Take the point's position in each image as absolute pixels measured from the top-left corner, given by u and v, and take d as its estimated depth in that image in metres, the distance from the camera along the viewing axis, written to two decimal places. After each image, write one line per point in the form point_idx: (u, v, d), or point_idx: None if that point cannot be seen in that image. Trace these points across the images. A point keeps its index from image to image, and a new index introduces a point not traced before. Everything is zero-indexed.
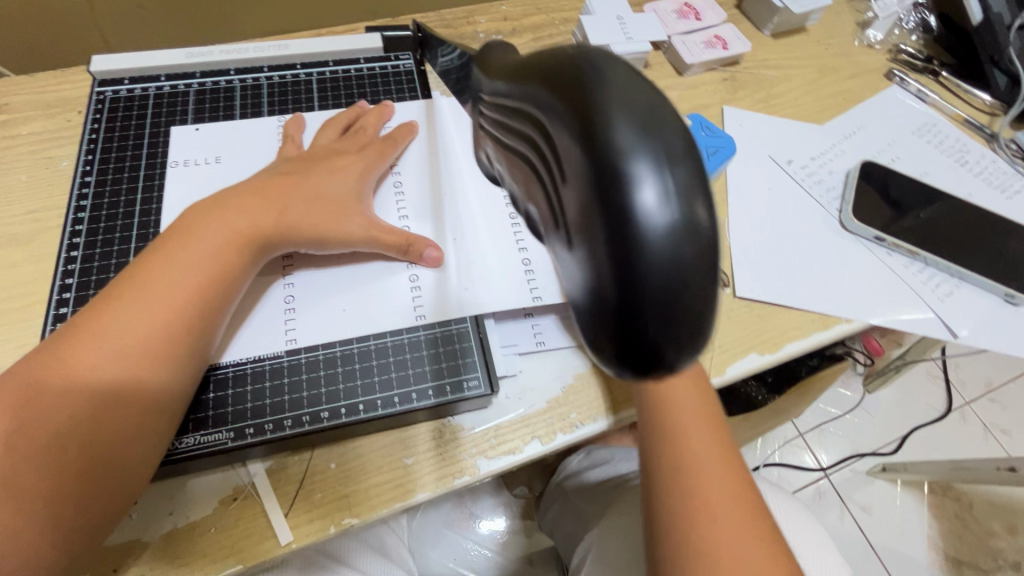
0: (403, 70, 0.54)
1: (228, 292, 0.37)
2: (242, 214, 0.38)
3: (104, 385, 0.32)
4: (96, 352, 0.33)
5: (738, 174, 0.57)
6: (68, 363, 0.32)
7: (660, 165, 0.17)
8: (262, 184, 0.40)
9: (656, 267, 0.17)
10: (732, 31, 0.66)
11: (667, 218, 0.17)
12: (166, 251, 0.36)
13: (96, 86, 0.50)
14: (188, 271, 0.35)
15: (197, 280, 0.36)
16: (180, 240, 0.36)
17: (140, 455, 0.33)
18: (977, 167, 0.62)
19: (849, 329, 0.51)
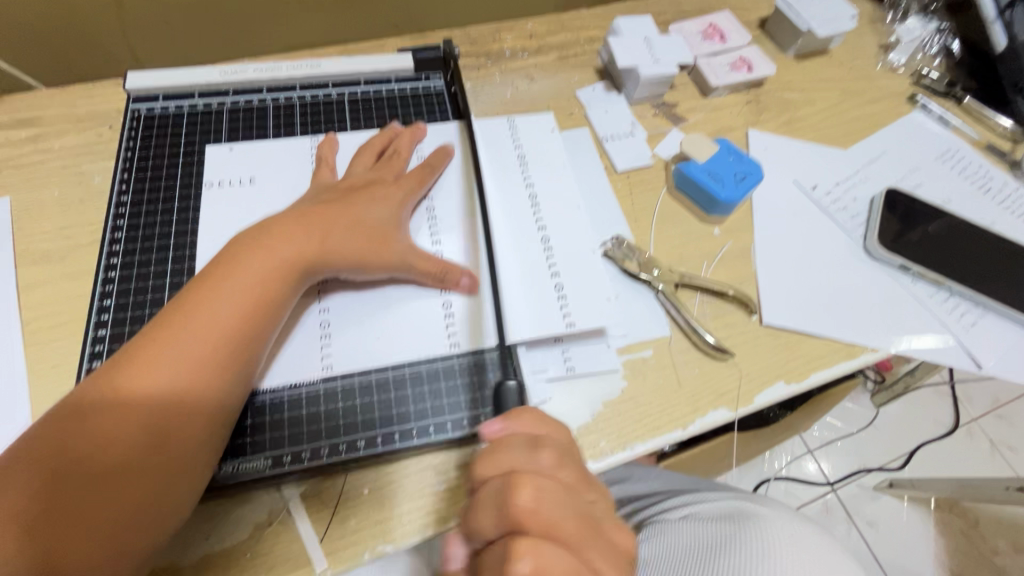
0: (434, 91, 0.55)
1: (273, 317, 0.38)
2: (286, 243, 0.39)
3: (158, 409, 0.33)
4: (148, 378, 0.33)
5: (764, 199, 0.57)
6: (125, 392, 0.33)
7: None
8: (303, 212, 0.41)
9: None
10: (757, 53, 0.66)
11: None
12: (215, 280, 0.36)
13: (131, 103, 0.50)
14: (234, 297, 0.36)
15: (245, 309, 0.36)
16: (227, 268, 0.37)
17: (192, 485, 0.34)
18: (999, 194, 0.63)
19: (874, 358, 0.51)
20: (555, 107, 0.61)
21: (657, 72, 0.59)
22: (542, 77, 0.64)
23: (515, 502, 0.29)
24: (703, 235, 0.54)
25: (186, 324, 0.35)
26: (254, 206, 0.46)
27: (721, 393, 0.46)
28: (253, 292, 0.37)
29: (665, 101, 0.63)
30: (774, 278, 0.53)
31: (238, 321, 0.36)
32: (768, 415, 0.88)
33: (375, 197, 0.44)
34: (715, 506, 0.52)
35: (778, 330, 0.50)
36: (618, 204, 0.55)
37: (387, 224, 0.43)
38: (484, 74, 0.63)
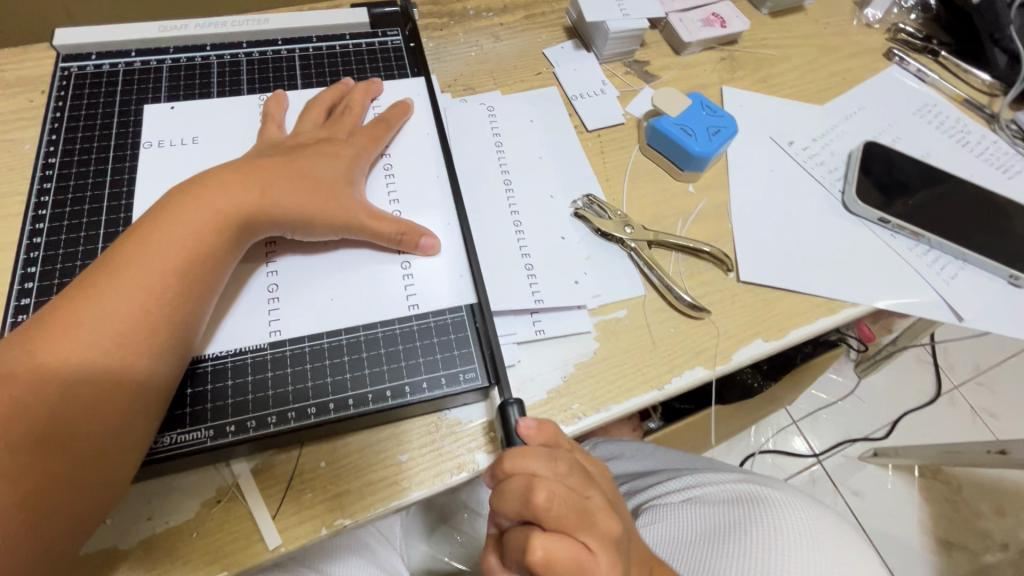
0: (392, 47, 0.52)
1: (210, 273, 0.35)
2: (222, 195, 0.36)
3: (79, 371, 0.30)
4: (67, 341, 0.30)
5: (739, 155, 0.55)
6: (41, 354, 0.30)
7: None
8: (240, 166, 0.38)
9: None
10: (731, 8, 0.64)
11: None
12: (144, 234, 0.34)
13: (60, 62, 0.46)
14: (165, 253, 0.33)
15: (178, 264, 0.33)
16: (157, 222, 0.34)
17: (123, 453, 0.31)
18: (978, 147, 0.61)
19: (854, 313, 0.49)
20: (522, 67, 0.59)
21: (626, 25, 0.57)
22: (509, 36, 0.61)
23: (536, 502, 0.31)
24: (678, 192, 0.52)
25: (110, 284, 0.32)
26: (196, 166, 0.42)
27: (697, 351, 0.45)
28: (187, 247, 0.34)
29: (637, 59, 0.61)
30: (751, 234, 0.51)
31: (172, 278, 0.33)
32: (752, 385, 0.87)
33: (326, 153, 0.41)
34: (715, 490, 0.50)
35: (756, 287, 0.48)
36: (588, 163, 0.53)
37: (338, 180, 0.40)
38: (448, 34, 0.60)
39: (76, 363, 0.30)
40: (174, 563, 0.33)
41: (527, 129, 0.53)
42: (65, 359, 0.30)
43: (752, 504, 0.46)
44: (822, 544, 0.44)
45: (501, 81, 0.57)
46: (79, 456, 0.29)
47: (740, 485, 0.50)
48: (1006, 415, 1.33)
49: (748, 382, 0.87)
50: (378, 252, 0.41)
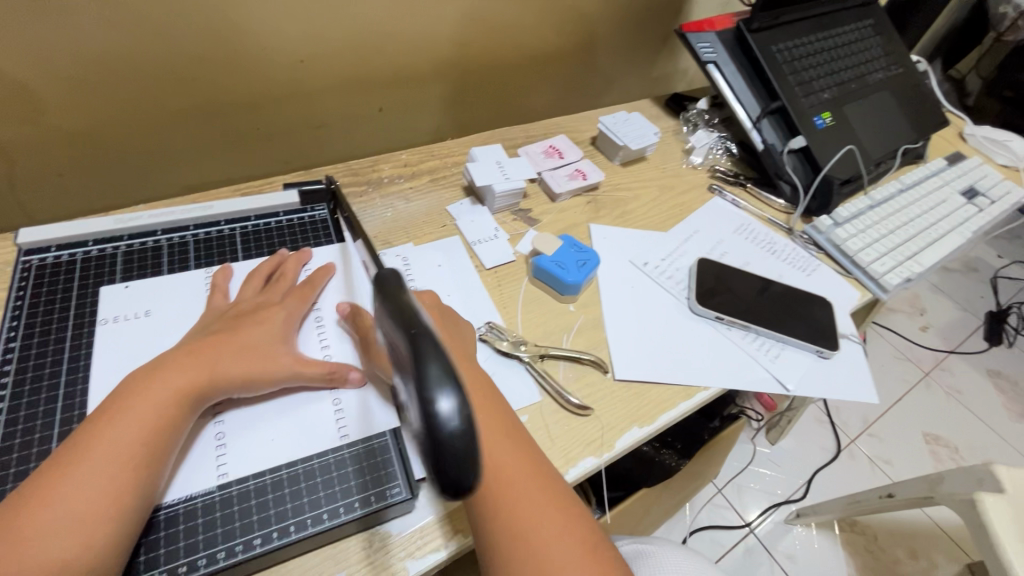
0: (320, 219, 0.64)
1: (167, 441, 0.41)
2: (178, 371, 0.43)
3: (46, 547, 0.35)
4: (42, 521, 0.36)
5: (607, 277, 0.71)
6: (15, 536, 0.35)
7: (449, 388, 0.25)
8: (195, 343, 0.46)
9: (450, 448, 0.25)
10: (589, 165, 0.83)
11: (455, 424, 0.25)
12: (111, 416, 0.40)
13: (22, 256, 0.54)
14: (128, 429, 0.40)
15: (138, 438, 0.40)
16: (120, 404, 0.41)
17: None
18: (783, 253, 0.81)
19: (708, 394, 0.62)
20: (431, 221, 0.73)
21: (508, 186, 0.74)
22: (418, 197, 0.76)
23: None
24: (562, 312, 0.65)
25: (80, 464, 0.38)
26: (150, 337, 0.50)
27: (588, 443, 0.55)
28: (147, 420, 0.41)
29: (521, 207, 0.77)
30: (622, 340, 0.64)
31: (134, 449, 0.40)
32: (670, 465, 0.97)
33: (265, 318, 0.50)
34: None
35: (629, 382, 0.60)
36: (489, 295, 0.65)
37: (277, 340, 0.49)
38: (367, 199, 0.74)
39: (51, 539, 0.35)
40: None
41: (436, 272, 0.66)
42: (41, 537, 0.35)
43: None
44: None
45: (413, 234, 0.71)
46: None
47: None
48: (898, 460, 1.50)
49: (667, 462, 0.97)
50: (313, 393, 0.49)
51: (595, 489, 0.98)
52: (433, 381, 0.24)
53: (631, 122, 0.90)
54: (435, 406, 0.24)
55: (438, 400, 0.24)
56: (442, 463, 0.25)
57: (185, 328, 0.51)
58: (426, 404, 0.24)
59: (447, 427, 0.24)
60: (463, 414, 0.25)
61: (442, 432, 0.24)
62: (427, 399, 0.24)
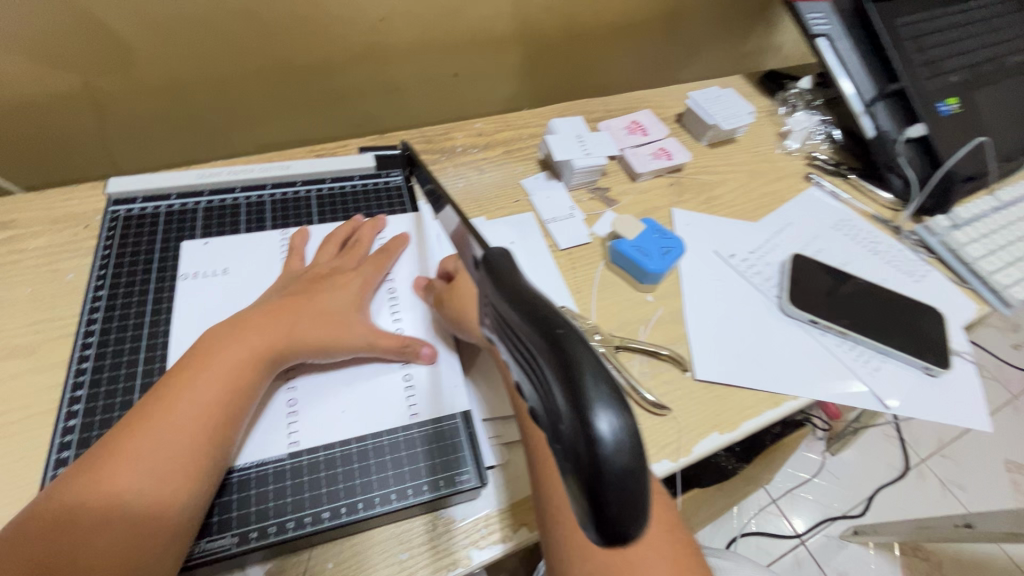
0: (394, 186, 0.62)
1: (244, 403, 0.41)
2: (257, 334, 0.43)
3: (133, 497, 0.35)
4: (126, 471, 0.36)
5: (689, 267, 0.65)
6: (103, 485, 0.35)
7: (608, 402, 0.18)
8: (273, 306, 0.46)
9: (612, 483, 0.18)
10: (674, 144, 0.77)
11: (619, 449, 0.18)
12: (191, 373, 0.40)
13: (110, 205, 0.54)
14: (208, 387, 0.40)
15: (217, 397, 0.40)
16: (200, 362, 0.41)
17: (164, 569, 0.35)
18: (887, 255, 0.73)
19: (797, 405, 0.57)
20: (503, 195, 0.69)
21: (588, 163, 0.69)
22: (491, 168, 0.72)
23: None
24: (639, 301, 0.61)
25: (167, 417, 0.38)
26: (228, 296, 0.50)
27: (663, 445, 0.51)
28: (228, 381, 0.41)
29: (599, 186, 0.72)
30: (703, 337, 0.59)
31: (213, 407, 0.39)
32: (726, 467, 0.93)
33: (337, 285, 0.49)
34: None
35: (710, 384, 0.56)
36: (561, 277, 0.62)
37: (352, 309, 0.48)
38: (439, 168, 0.71)
39: (133, 490, 0.36)
40: None
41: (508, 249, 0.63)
42: (123, 487, 0.35)
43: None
44: None
45: (486, 207, 0.68)
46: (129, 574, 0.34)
47: None
48: (974, 487, 1.38)
49: (723, 465, 0.93)
50: (385, 366, 0.48)
51: None
52: (592, 387, 0.19)
53: (723, 99, 0.82)
54: (594, 423, 0.18)
55: (599, 415, 0.18)
56: (604, 507, 0.18)
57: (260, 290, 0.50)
58: (583, 416, 0.18)
59: (610, 452, 0.18)
60: (627, 437, 0.18)
61: (603, 459, 0.18)
62: (584, 413, 0.18)
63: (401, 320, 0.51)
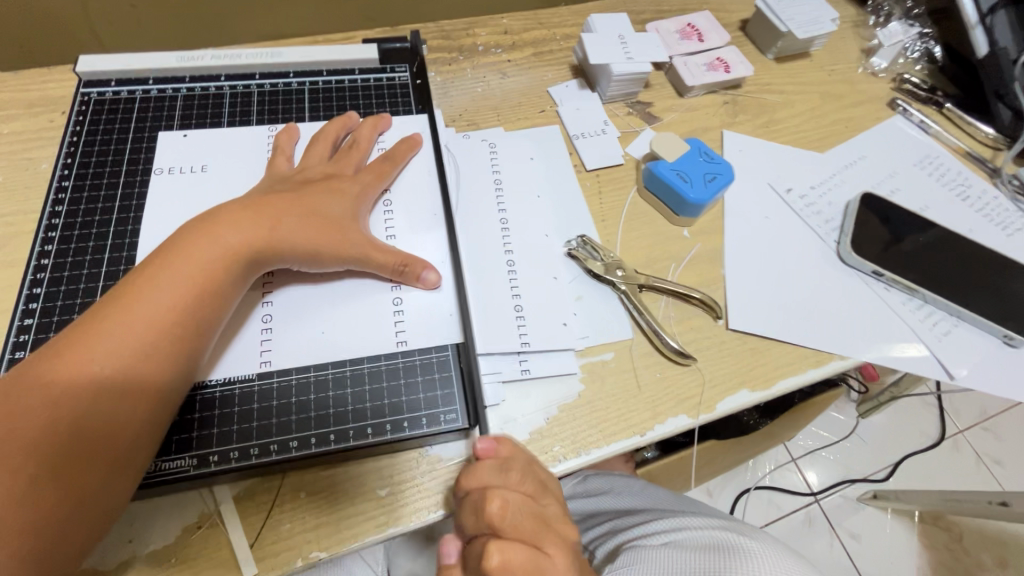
0: (399, 83, 0.54)
1: (217, 306, 0.36)
2: (234, 231, 0.37)
3: (90, 401, 0.31)
4: (81, 372, 0.32)
5: (735, 201, 0.56)
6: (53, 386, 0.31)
7: None
8: (264, 199, 0.41)
9: None
10: (735, 53, 0.65)
11: None
12: (156, 269, 0.35)
13: (81, 87, 0.48)
14: (194, 275, 0.35)
15: (186, 297, 0.35)
16: (168, 256, 0.36)
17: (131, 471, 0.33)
18: (978, 202, 0.61)
19: (843, 366, 0.49)
20: (527, 104, 0.60)
21: (629, 69, 0.58)
22: (515, 73, 0.62)
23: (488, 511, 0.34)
24: (672, 236, 0.53)
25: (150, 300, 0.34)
26: (200, 197, 0.44)
27: (682, 399, 0.45)
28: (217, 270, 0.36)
29: (640, 100, 0.62)
30: (743, 282, 0.51)
31: (201, 300, 0.35)
32: (749, 423, 0.84)
33: (324, 189, 0.43)
34: (692, 535, 0.48)
35: (745, 335, 0.49)
36: (584, 203, 0.54)
37: (343, 215, 0.42)
38: (455, 69, 0.62)
39: (102, 386, 0.32)
40: None
41: (527, 165, 0.55)
42: (78, 395, 0.31)
43: (728, 552, 0.44)
44: None
45: (505, 117, 0.59)
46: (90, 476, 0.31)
47: (716, 532, 0.47)
48: (1012, 463, 1.30)
49: (744, 419, 0.84)
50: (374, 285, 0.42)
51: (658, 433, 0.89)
52: None
53: (802, 2, 0.68)
54: None
55: None
56: None
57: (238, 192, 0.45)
58: None
59: None
60: None
61: None
62: None
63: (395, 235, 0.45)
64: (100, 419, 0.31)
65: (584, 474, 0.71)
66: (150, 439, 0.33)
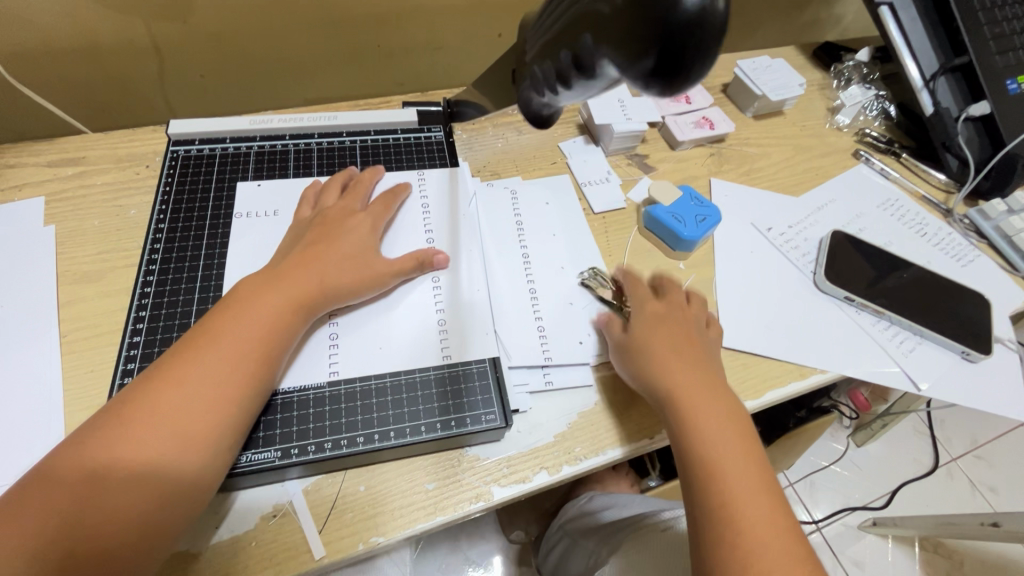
0: (435, 141, 0.63)
1: (282, 342, 0.44)
2: (291, 282, 0.46)
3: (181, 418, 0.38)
4: (172, 395, 0.38)
5: (723, 238, 0.65)
6: (152, 406, 0.38)
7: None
8: (303, 249, 0.49)
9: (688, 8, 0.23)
10: (718, 113, 0.75)
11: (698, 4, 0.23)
12: (235, 313, 0.43)
13: (171, 145, 0.57)
14: (254, 331, 0.42)
15: (257, 333, 0.42)
16: (241, 303, 0.44)
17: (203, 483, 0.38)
18: (935, 238, 0.70)
19: (824, 379, 0.57)
20: (541, 156, 0.69)
21: (628, 128, 0.68)
22: (529, 130, 0.72)
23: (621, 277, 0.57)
24: (670, 268, 0.62)
25: (214, 357, 0.40)
26: (274, 237, 0.52)
27: None
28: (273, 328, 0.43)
29: (638, 153, 0.72)
30: (732, 307, 0.59)
31: (261, 351, 0.42)
32: None
33: (353, 233, 0.51)
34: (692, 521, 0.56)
35: (737, 352, 0.56)
36: (593, 239, 0.62)
37: (375, 260, 0.50)
38: (478, 127, 0.71)
39: (189, 406, 0.38)
40: (235, 567, 0.40)
41: (543, 209, 0.63)
42: (174, 412, 0.38)
43: None
44: None
45: (522, 168, 0.68)
46: (173, 482, 0.36)
47: None
48: (1007, 490, 1.30)
49: None
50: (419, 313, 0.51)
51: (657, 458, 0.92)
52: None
53: (774, 69, 0.79)
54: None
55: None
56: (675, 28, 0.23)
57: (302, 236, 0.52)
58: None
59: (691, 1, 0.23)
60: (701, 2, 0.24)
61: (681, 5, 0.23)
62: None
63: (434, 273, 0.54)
64: (181, 430, 0.37)
65: (590, 495, 0.77)
66: (222, 454, 0.39)
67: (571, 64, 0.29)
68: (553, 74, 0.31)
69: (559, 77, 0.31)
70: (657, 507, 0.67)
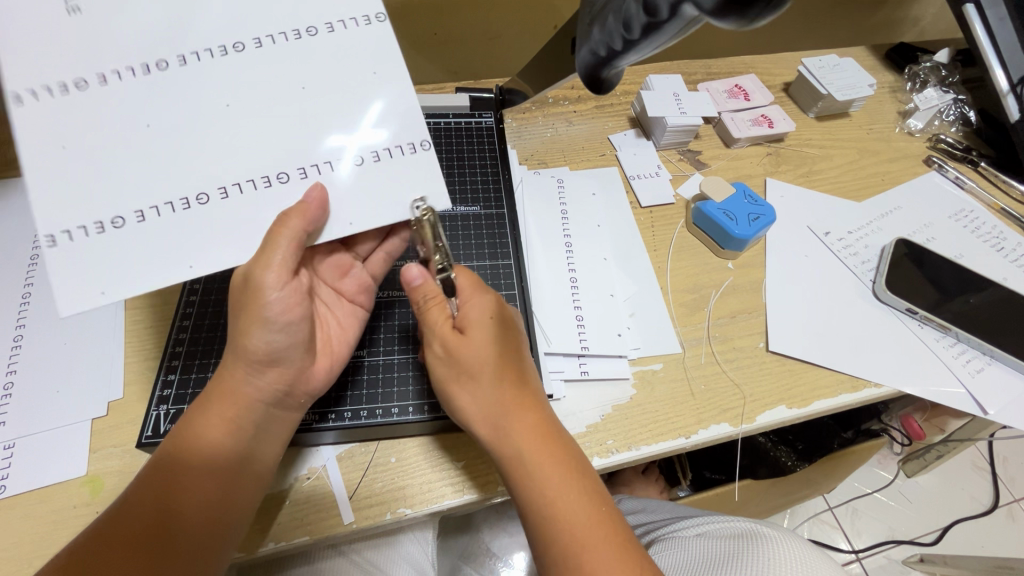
0: (485, 126, 0.64)
1: (213, 478, 0.36)
2: (208, 408, 0.37)
3: None
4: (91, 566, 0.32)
5: (775, 239, 0.62)
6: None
7: None
8: (236, 338, 0.37)
9: None
10: (779, 111, 0.72)
11: None
12: (162, 459, 0.36)
13: None
14: (174, 478, 0.35)
15: (182, 476, 0.36)
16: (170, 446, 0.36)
17: None
18: (1013, 253, 0.65)
19: (877, 393, 0.53)
20: (589, 148, 0.69)
21: (681, 122, 0.66)
22: (580, 121, 0.71)
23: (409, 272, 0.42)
24: (718, 266, 0.60)
25: (158, 494, 0.35)
26: None
27: (725, 409, 0.50)
28: (245, 432, 0.38)
29: (690, 148, 0.70)
30: (781, 311, 0.57)
31: (184, 500, 0.35)
32: (787, 465, 0.77)
33: (278, 296, 0.36)
34: (724, 525, 0.52)
35: (783, 357, 0.54)
36: (639, 233, 0.61)
37: (266, 268, 0.35)
38: (529, 116, 0.71)
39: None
40: (269, 525, 0.42)
41: (589, 199, 0.63)
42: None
43: (752, 536, 0.49)
44: (807, 561, 0.46)
45: (570, 158, 0.67)
46: None
47: (745, 523, 0.52)
48: None
49: (783, 460, 0.78)
50: (204, 236, 0.35)
51: (692, 466, 0.88)
52: None
53: (842, 69, 0.76)
54: None
55: None
56: None
57: (107, 99, 0.34)
58: None
59: None
60: None
61: None
62: None
63: (243, 194, 0.36)
64: None
65: (619, 498, 0.74)
66: None
67: (635, 7, 0.32)
68: (618, 21, 0.33)
69: (624, 24, 0.33)
70: (684, 512, 0.63)
